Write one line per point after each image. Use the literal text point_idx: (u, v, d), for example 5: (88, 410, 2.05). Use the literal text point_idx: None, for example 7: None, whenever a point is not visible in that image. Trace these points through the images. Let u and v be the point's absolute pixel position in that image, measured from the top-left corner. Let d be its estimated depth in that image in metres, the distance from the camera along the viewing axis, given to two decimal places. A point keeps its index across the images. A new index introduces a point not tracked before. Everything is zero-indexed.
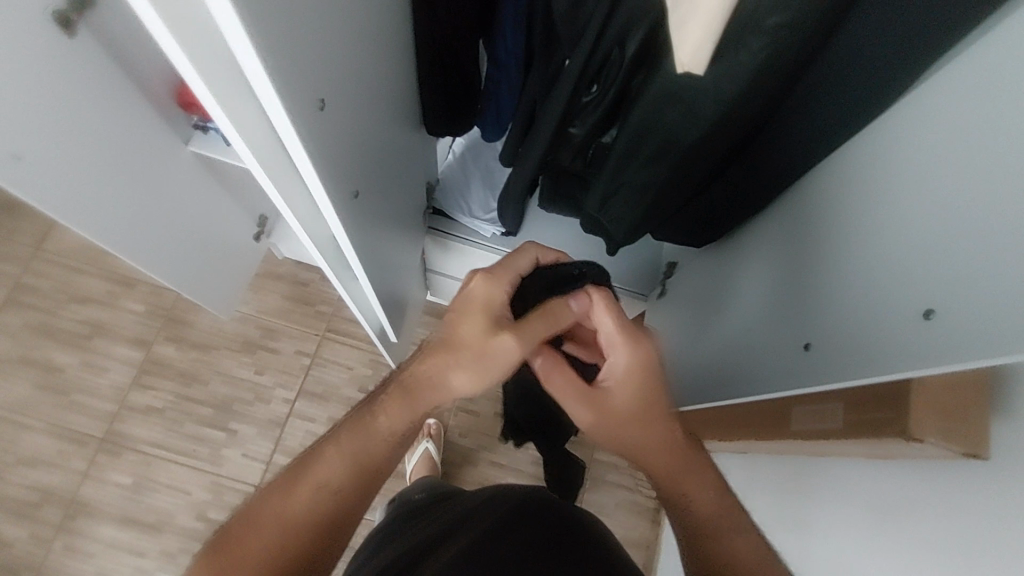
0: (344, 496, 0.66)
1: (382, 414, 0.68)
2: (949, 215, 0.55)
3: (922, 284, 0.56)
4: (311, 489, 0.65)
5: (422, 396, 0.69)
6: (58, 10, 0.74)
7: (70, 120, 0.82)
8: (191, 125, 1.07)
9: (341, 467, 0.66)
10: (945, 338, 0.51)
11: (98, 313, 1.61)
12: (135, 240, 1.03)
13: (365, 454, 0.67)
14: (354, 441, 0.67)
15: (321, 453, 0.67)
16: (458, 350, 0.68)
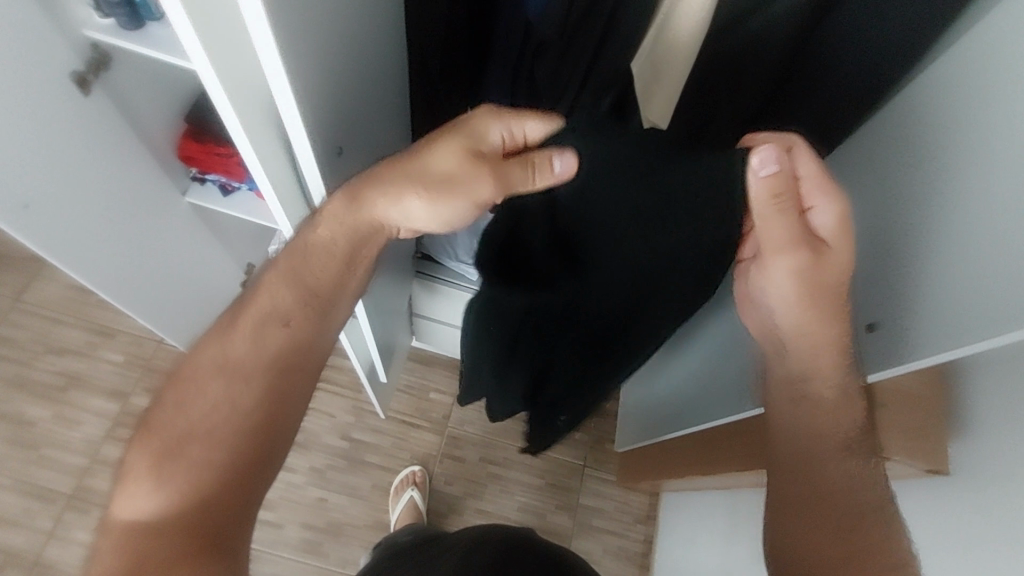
0: (290, 321, 0.69)
1: (320, 228, 0.67)
2: (919, 238, 0.61)
3: (882, 298, 0.64)
4: (252, 322, 0.68)
5: (372, 213, 0.65)
6: (75, 71, 0.80)
7: (76, 168, 0.87)
8: (189, 177, 1.11)
9: (283, 292, 0.69)
10: (888, 340, 0.59)
11: (77, 364, 1.58)
12: (126, 285, 1.05)
13: (305, 275, 0.69)
14: (293, 264, 0.68)
15: (262, 286, 0.69)
16: (420, 172, 0.62)
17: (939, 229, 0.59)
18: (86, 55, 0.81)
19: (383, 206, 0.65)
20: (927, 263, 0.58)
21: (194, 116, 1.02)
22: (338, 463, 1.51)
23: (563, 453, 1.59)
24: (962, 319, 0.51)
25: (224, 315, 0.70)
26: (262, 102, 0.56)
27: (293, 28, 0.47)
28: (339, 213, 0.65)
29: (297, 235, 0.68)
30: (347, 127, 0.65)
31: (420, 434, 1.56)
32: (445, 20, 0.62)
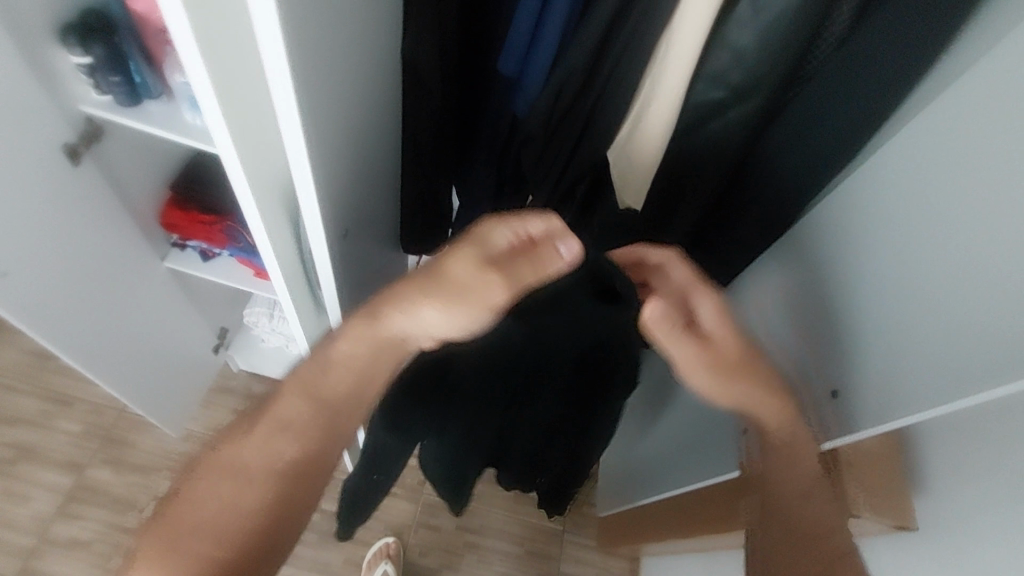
0: (302, 431, 0.66)
1: (343, 341, 0.65)
2: (863, 295, 0.60)
3: (842, 365, 0.62)
4: (269, 429, 0.66)
5: (390, 324, 0.62)
6: (69, 144, 0.83)
7: (58, 237, 0.87)
8: (169, 243, 1.11)
9: (298, 403, 0.66)
10: (855, 408, 0.58)
11: (28, 436, 1.50)
12: (96, 352, 1.03)
13: (319, 386, 0.65)
14: (311, 375, 0.66)
15: (282, 391, 0.67)
16: (437, 284, 0.57)
17: (897, 296, 0.56)
18: (81, 129, 0.83)
19: (404, 317, 0.60)
20: (890, 325, 0.56)
21: (180, 185, 1.04)
22: (307, 536, 1.44)
23: (543, 518, 1.55)
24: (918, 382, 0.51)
25: (251, 411, 0.69)
26: (271, 179, 0.58)
27: (316, 123, 0.51)
28: (358, 334, 0.63)
29: (318, 351, 0.66)
30: (356, 208, 0.68)
31: (395, 503, 1.51)
32: (426, 126, 0.61)
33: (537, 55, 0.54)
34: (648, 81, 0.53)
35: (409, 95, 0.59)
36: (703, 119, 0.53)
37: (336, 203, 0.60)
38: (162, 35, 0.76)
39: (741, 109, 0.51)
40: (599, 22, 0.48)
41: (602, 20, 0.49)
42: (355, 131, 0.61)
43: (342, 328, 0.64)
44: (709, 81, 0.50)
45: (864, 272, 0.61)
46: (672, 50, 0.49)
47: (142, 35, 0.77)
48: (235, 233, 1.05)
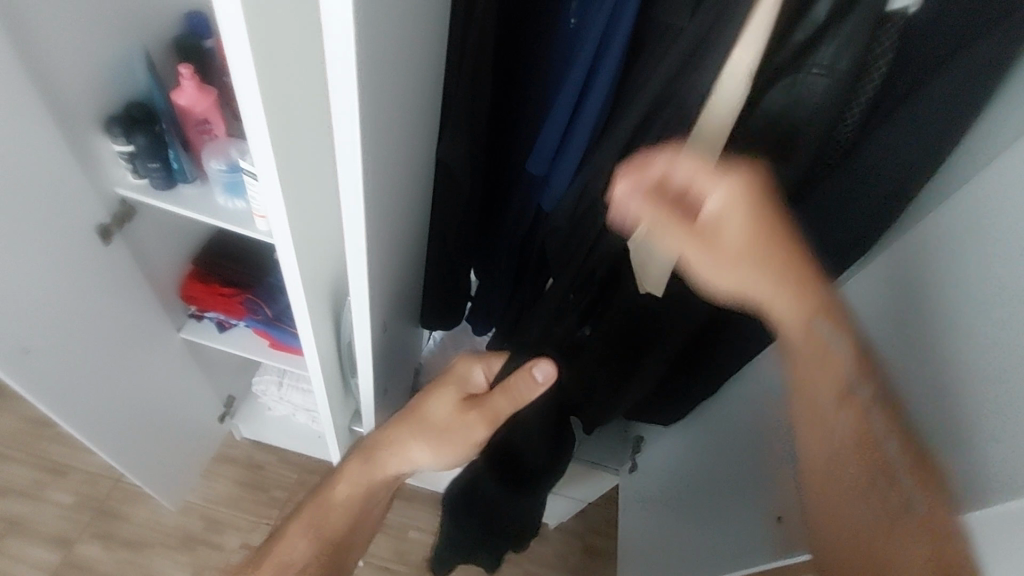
0: (306, 567, 0.71)
1: (345, 480, 0.72)
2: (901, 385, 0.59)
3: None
4: (276, 566, 0.71)
5: (384, 467, 0.71)
6: (102, 224, 0.86)
7: (82, 312, 0.88)
8: (187, 314, 1.12)
9: (306, 545, 0.72)
10: None
11: (19, 507, 1.45)
12: (104, 426, 1.02)
13: (324, 524, 0.72)
14: (318, 514, 0.73)
15: (291, 530, 0.73)
16: (421, 424, 0.69)
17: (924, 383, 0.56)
18: (115, 210, 0.87)
19: (397, 462, 0.71)
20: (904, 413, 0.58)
21: (203, 259, 1.07)
22: None
23: None
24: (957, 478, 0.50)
25: (257, 551, 0.74)
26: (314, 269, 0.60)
27: (377, 228, 0.53)
28: (356, 468, 0.72)
29: (322, 491, 0.74)
30: (394, 297, 0.70)
31: None
32: (456, 217, 0.65)
33: (566, 154, 0.56)
34: None
35: (441, 186, 0.62)
36: None
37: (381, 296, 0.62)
38: (203, 126, 0.82)
39: None
40: (626, 129, 0.51)
41: (631, 127, 0.51)
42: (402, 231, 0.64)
43: (345, 466, 0.73)
44: None
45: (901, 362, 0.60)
46: (696, 151, 0.52)
47: (183, 126, 0.81)
48: (254, 305, 1.06)
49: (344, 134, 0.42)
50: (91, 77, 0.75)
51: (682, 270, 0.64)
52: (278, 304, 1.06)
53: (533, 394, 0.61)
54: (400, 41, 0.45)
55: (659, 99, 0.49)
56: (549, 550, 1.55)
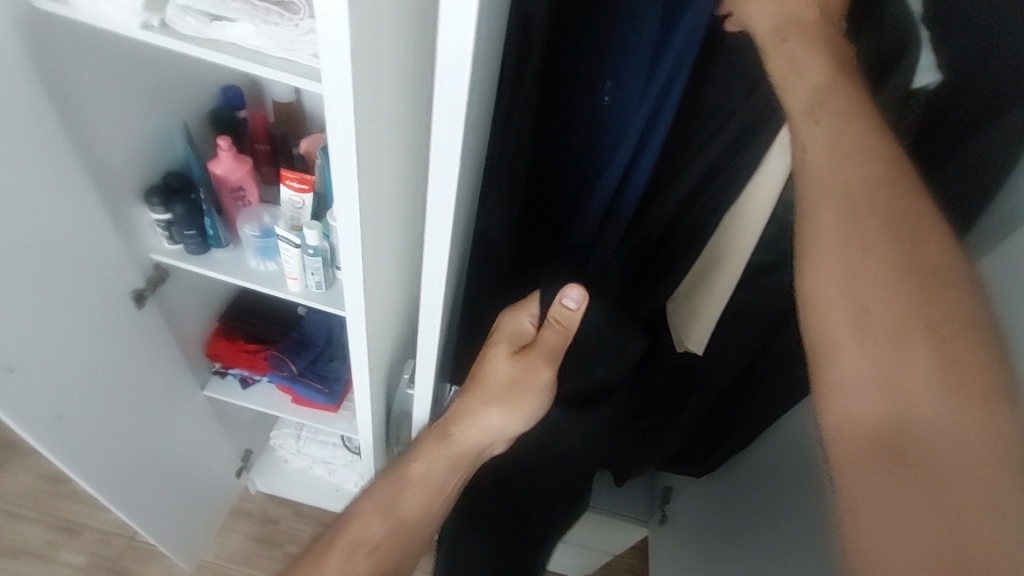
0: (379, 554, 0.61)
1: (417, 460, 0.64)
2: None
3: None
4: (346, 549, 0.61)
5: (462, 443, 0.63)
6: (137, 289, 0.88)
7: (114, 376, 0.89)
8: (211, 371, 1.13)
9: (380, 527, 0.62)
10: None
11: (31, 568, 1.42)
12: (128, 487, 1.01)
13: (398, 506, 0.63)
14: (382, 500, 0.63)
15: (360, 511, 0.63)
16: (487, 385, 0.62)
17: None
18: (150, 275, 0.89)
19: (472, 435, 0.63)
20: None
21: (229, 316, 1.09)
22: None
23: None
24: None
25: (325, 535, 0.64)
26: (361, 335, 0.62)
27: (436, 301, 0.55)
28: (432, 450, 0.63)
29: (393, 471, 0.65)
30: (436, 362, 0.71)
31: None
32: (498, 278, 0.66)
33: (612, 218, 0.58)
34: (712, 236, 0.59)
35: (483, 251, 0.63)
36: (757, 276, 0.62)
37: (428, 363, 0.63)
38: (236, 193, 0.85)
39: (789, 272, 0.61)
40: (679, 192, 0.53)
41: (685, 190, 0.55)
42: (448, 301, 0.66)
43: (416, 448, 0.64)
44: (763, 249, 0.60)
45: None
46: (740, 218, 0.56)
47: (217, 193, 0.84)
48: (278, 360, 1.05)
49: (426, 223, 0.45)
50: (132, 149, 0.78)
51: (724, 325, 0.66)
52: (304, 357, 1.06)
53: (573, 322, 0.55)
54: (472, 146, 0.49)
55: (716, 163, 0.53)
56: None
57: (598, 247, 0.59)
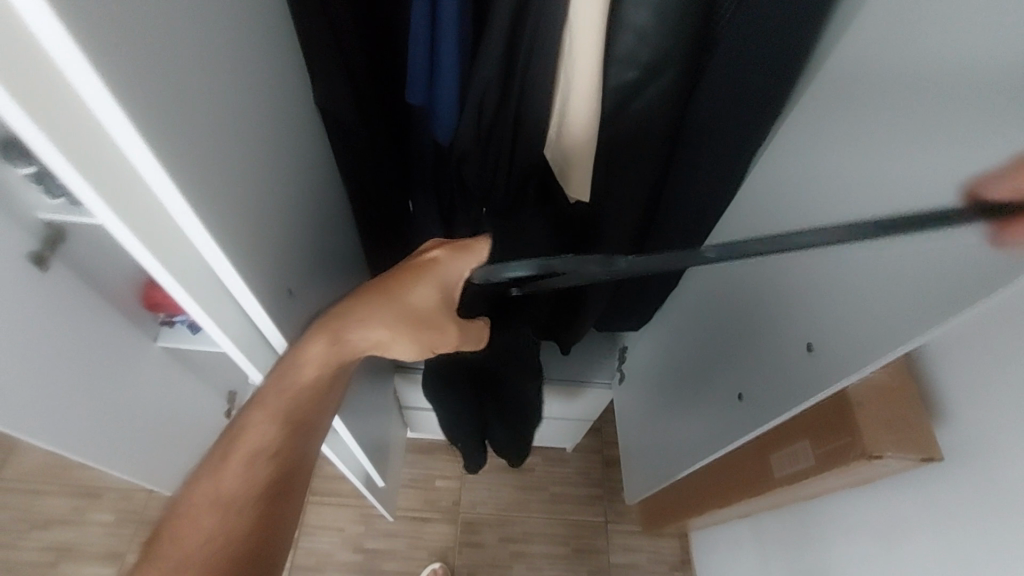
0: (284, 452, 0.57)
1: (307, 361, 0.57)
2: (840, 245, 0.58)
3: (810, 316, 0.63)
4: (245, 457, 0.56)
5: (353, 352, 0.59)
6: (33, 253, 0.83)
7: (40, 341, 0.88)
8: (158, 323, 1.07)
9: (276, 427, 0.57)
10: (826, 365, 0.59)
11: (64, 534, 1.51)
12: (100, 442, 1.03)
13: (293, 404, 0.58)
14: (272, 400, 0.57)
15: (248, 413, 0.57)
16: (408, 314, 0.57)
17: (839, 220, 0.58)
18: (44, 237, 0.84)
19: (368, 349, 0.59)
20: (819, 276, 0.61)
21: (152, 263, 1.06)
22: None
23: (581, 514, 1.59)
24: (864, 337, 0.54)
25: (218, 441, 0.58)
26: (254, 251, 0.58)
27: (246, 180, 0.50)
28: (325, 353, 0.57)
29: (275, 372, 0.57)
30: (311, 266, 0.68)
31: (433, 529, 1.53)
32: (363, 140, 0.63)
33: (442, 70, 0.51)
34: (563, 80, 0.49)
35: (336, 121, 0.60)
36: (625, 101, 0.52)
37: (287, 266, 0.60)
38: None
39: (657, 84, 0.50)
40: (503, 13, 0.45)
41: (500, 39, 0.47)
42: (294, 198, 0.61)
43: (301, 348, 0.57)
44: (619, 64, 0.48)
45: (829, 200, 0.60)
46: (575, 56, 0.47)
47: None
48: None
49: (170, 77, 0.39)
50: None
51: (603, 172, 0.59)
52: None
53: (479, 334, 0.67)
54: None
55: None
56: (571, 467, 1.64)
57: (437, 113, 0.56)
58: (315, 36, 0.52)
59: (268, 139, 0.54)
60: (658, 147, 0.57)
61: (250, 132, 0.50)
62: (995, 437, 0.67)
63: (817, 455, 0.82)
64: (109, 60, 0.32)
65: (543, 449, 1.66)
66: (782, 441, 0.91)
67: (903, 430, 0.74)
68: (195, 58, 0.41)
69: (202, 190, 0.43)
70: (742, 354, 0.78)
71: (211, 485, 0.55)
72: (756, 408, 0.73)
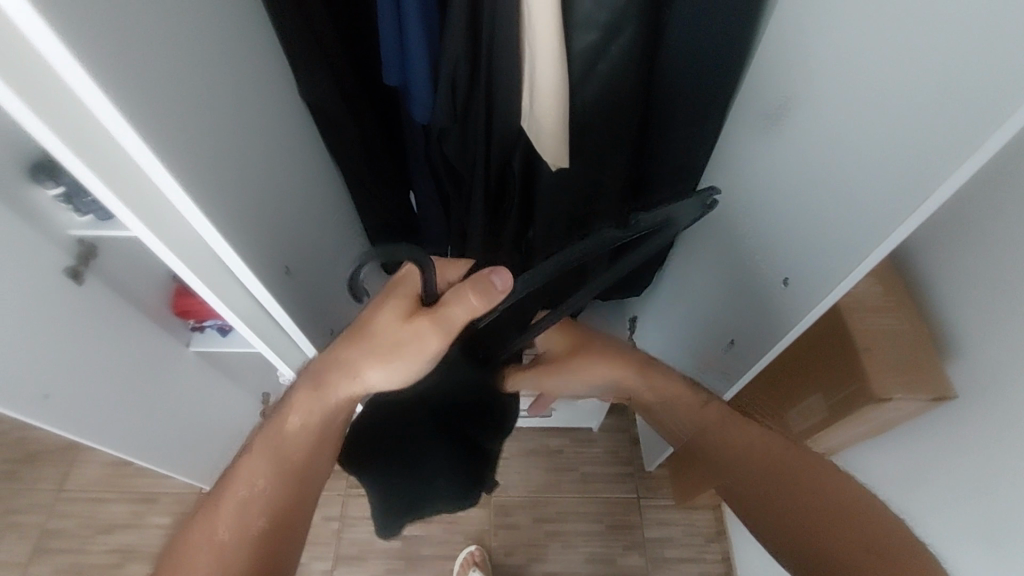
0: (270, 500, 0.65)
1: (294, 411, 0.64)
2: (805, 177, 0.61)
3: (783, 256, 0.66)
4: (238, 500, 0.65)
5: (338, 390, 0.62)
6: (69, 267, 0.90)
7: (81, 347, 0.94)
8: (190, 329, 1.14)
9: (267, 476, 0.65)
10: (798, 302, 0.63)
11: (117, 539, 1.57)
12: (140, 439, 1.10)
13: (286, 458, 0.66)
14: (272, 448, 0.65)
15: (245, 461, 0.66)
16: (372, 337, 0.57)
17: (805, 163, 0.61)
18: (77, 252, 0.91)
19: (348, 384, 0.61)
20: (777, 212, 0.66)
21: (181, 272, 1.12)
22: (395, 565, 1.50)
23: (613, 491, 1.60)
24: (831, 258, 0.57)
25: (217, 481, 0.68)
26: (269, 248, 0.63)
27: (244, 173, 0.54)
28: (306, 399, 0.63)
29: (272, 420, 0.66)
30: (320, 255, 0.73)
31: (468, 513, 1.56)
32: (354, 135, 0.68)
33: (411, 59, 0.56)
34: (528, 52, 0.53)
35: (327, 115, 0.65)
36: (592, 64, 0.55)
37: (295, 253, 0.65)
38: None
39: (620, 43, 0.53)
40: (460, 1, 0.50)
41: (463, 16, 0.51)
42: (299, 191, 0.66)
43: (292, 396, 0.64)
44: (579, 29, 0.52)
45: (796, 148, 0.62)
46: (535, 25, 0.50)
47: None
48: None
49: (169, 79, 0.43)
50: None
51: (577, 142, 0.63)
52: None
53: (494, 300, 0.54)
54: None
55: None
56: (599, 446, 1.66)
57: (412, 98, 0.61)
58: (300, 41, 0.57)
59: (269, 138, 0.59)
60: (629, 114, 0.61)
61: (252, 133, 0.55)
62: (1003, 369, 0.66)
63: (829, 408, 0.82)
64: (105, 57, 0.36)
65: (570, 430, 1.68)
66: (796, 396, 0.90)
67: (917, 371, 0.74)
68: (190, 64, 0.46)
69: (206, 179, 0.47)
70: (734, 303, 0.81)
71: (201, 532, 0.64)
72: (746, 351, 0.78)
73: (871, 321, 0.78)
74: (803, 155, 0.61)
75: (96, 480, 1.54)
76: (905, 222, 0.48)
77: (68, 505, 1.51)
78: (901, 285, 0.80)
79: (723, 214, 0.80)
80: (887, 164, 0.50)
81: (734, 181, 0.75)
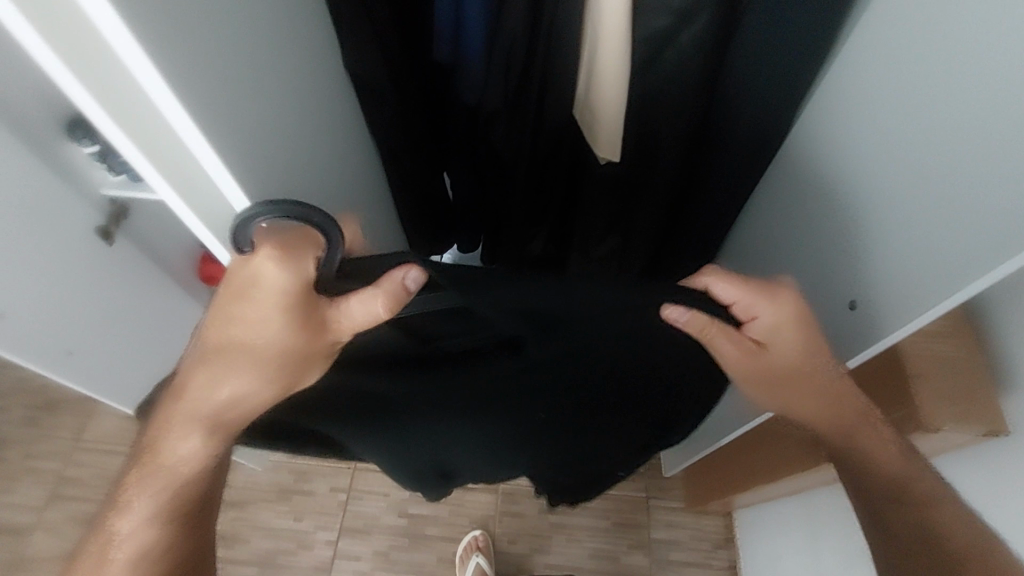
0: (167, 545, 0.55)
1: (175, 440, 0.53)
2: (884, 193, 0.57)
3: (847, 277, 0.64)
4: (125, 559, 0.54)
5: (218, 411, 0.52)
6: (100, 227, 0.87)
7: (106, 305, 0.94)
8: (214, 295, 1.13)
9: (150, 521, 0.54)
10: (869, 326, 0.60)
11: None
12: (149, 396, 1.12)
13: (170, 494, 0.54)
14: (151, 491, 0.54)
15: (122, 504, 0.55)
16: (253, 354, 0.48)
17: (888, 177, 0.56)
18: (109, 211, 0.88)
19: (227, 406, 0.51)
20: (854, 228, 0.62)
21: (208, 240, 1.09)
22: (399, 542, 1.51)
23: (623, 488, 1.58)
24: (914, 283, 0.53)
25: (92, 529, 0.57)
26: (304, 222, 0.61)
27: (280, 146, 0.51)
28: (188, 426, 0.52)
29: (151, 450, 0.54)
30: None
31: (475, 497, 1.55)
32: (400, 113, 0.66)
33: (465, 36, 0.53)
34: (592, 35, 0.49)
35: (373, 94, 0.63)
36: (658, 50, 0.51)
37: None
38: None
39: (691, 30, 0.49)
40: None
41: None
42: (334, 166, 0.63)
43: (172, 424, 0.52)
44: (650, 13, 0.48)
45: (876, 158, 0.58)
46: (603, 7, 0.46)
47: None
48: None
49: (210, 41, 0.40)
50: None
51: (634, 136, 0.59)
52: None
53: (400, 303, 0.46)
54: None
55: None
56: None
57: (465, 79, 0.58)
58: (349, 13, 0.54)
59: (307, 109, 0.56)
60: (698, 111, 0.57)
61: (291, 102, 0.53)
62: None
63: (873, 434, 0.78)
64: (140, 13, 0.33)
65: None
66: None
67: (972, 404, 0.69)
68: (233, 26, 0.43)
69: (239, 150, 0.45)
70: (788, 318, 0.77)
71: None
72: None
73: (929, 346, 0.73)
74: (885, 168, 0.57)
75: (112, 433, 1.57)
76: (1014, 255, 0.44)
77: (85, 455, 1.54)
78: (957, 311, 0.75)
79: (789, 226, 0.76)
80: (983, 195, 0.46)
81: (804, 189, 0.71)
